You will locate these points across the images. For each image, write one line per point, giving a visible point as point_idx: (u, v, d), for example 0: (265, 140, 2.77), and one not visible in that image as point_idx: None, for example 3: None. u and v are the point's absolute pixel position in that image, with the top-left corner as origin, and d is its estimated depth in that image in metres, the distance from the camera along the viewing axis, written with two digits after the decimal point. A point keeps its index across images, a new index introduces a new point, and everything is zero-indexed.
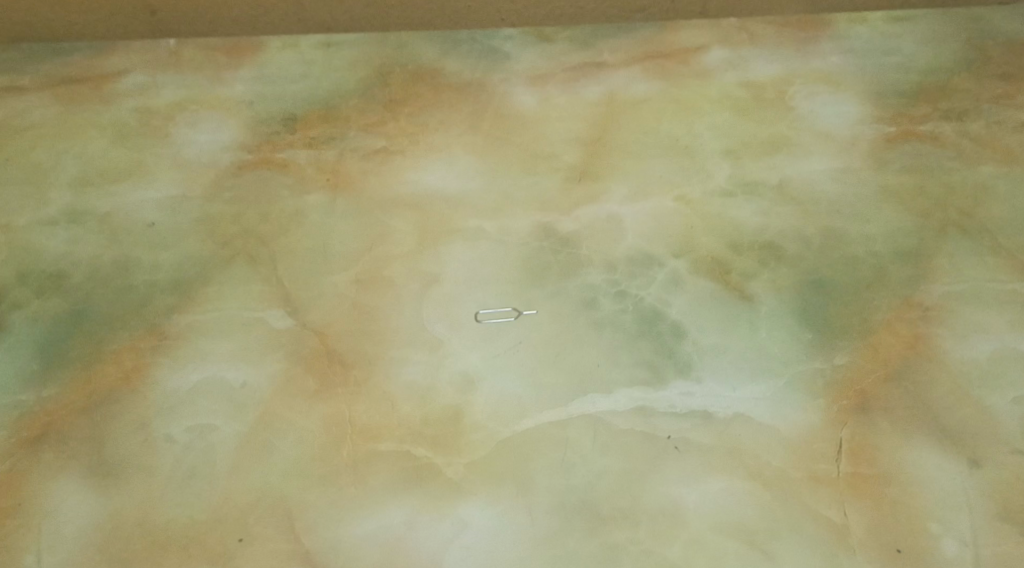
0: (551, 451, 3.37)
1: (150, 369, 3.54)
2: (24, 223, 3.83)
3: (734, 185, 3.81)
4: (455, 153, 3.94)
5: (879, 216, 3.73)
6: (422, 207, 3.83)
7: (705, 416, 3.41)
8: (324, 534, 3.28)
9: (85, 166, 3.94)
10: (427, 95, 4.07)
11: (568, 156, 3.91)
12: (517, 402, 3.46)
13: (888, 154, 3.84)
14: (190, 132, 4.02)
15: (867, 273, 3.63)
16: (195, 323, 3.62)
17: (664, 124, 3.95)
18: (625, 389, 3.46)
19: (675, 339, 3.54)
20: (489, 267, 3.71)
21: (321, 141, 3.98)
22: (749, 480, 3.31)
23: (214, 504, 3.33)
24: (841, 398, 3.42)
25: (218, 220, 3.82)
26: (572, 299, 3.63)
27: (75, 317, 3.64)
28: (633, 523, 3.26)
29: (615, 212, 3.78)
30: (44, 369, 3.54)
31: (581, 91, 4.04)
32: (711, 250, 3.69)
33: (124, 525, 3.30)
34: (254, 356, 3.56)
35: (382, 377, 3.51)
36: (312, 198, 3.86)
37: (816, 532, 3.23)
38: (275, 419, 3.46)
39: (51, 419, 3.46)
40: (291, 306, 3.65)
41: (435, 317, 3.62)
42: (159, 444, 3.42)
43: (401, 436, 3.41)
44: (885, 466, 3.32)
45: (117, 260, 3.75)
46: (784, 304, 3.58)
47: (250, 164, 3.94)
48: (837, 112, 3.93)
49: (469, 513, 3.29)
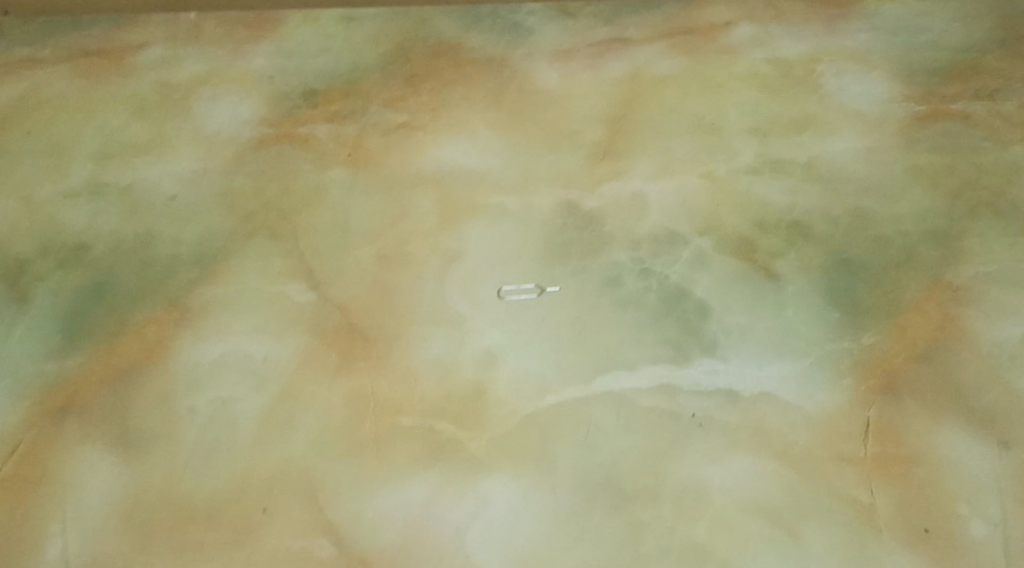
0: (574, 430, 3.35)
1: (173, 342, 3.55)
2: (46, 195, 3.87)
3: (761, 163, 3.82)
4: (477, 129, 3.93)
5: (908, 196, 3.74)
6: (445, 183, 3.82)
7: (730, 394, 3.38)
8: (347, 508, 3.27)
9: (105, 141, 3.97)
10: (449, 70, 4.06)
11: (590, 133, 3.90)
12: (540, 379, 3.43)
13: (919, 133, 3.86)
14: (209, 106, 4.03)
15: (896, 253, 3.62)
16: (217, 297, 3.63)
17: (688, 101, 3.96)
18: (649, 366, 3.44)
19: (701, 318, 3.51)
20: (512, 245, 3.68)
21: (342, 115, 3.98)
22: (775, 460, 3.28)
23: (237, 477, 3.33)
24: (868, 378, 3.39)
25: (240, 194, 3.84)
26: (595, 276, 3.60)
27: (98, 290, 3.65)
28: (657, 501, 3.24)
29: (640, 189, 3.77)
30: (66, 342, 3.55)
31: (604, 68, 4.04)
32: (738, 229, 3.68)
33: (150, 497, 3.31)
34: (275, 331, 3.56)
35: (405, 354, 3.50)
36: (334, 173, 3.86)
37: (842, 511, 3.21)
38: (299, 392, 3.45)
39: (76, 389, 3.48)
40: (312, 282, 3.64)
41: (456, 295, 3.60)
42: (181, 416, 3.42)
43: (424, 412, 3.39)
44: (915, 446, 3.29)
45: (139, 233, 3.77)
46: (811, 284, 3.56)
47: (270, 137, 3.95)
48: (866, 90, 3.95)
49: (492, 491, 3.28)
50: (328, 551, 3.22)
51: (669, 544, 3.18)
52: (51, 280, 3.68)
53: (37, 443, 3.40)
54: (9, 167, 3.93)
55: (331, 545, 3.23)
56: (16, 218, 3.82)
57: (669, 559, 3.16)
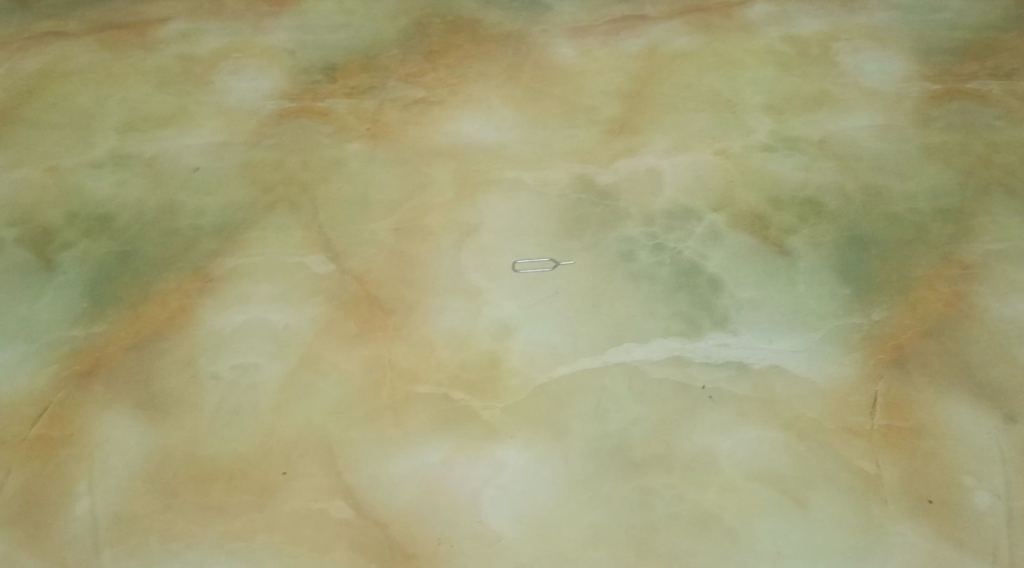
0: (586, 399, 3.42)
1: (197, 309, 3.64)
2: (72, 165, 3.97)
3: (775, 140, 3.88)
4: (494, 105, 4.02)
5: (921, 173, 3.78)
6: (462, 157, 3.89)
7: (740, 367, 3.44)
8: (363, 472, 3.35)
9: (129, 113, 4.09)
10: (466, 46, 4.20)
11: (608, 109, 3.98)
12: (553, 349, 3.50)
13: (933, 111, 3.92)
14: (232, 79, 4.16)
15: (907, 230, 3.67)
16: (239, 267, 3.71)
17: (703, 78, 4.05)
18: (661, 338, 3.50)
19: (713, 292, 3.57)
20: (527, 218, 3.75)
21: (361, 90, 4.10)
22: (784, 431, 3.34)
23: (258, 440, 3.41)
24: (877, 352, 3.44)
25: (261, 166, 3.92)
26: (609, 249, 3.67)
27: (123, 258, 3.75)
28: (666, 469, 3.30)
29: (655, 164, 3.83)
30: (93, 307, 3.65)
31: (621, 43, 4.17)
32: (750, 205, 3.74)
33: (174, 458, 3.39)
34: (295, 300, 3.64)
35: (422, 324, 3.57)
36: (353, 146, 3.95)
37: (849, 481, 3.25)
38: (317, 360, 3.53)
39: (102, 354, 3.56)
40: (331, 253, 3.72)
41: (472, 267, 3.67)
42: (204, 381, 3.51)
43: (440, 379, 3.47)
44: (921, 419, 3.34)
45: (163, 203, 3.87)
46: (822, 260, 3.62)
47: (291, 112, 4.05)
48: (882, 69, 4.05)
49: (506, 456, 3.35)
50: (344, 512, 3.28)
51: (678, 510, 3.24)
52: (78, 248, 3.77)
53: (65, 404, 3.48)
54: (35, 137, 4.03)
55: (348, 506, 3.29)
56: (43, 187, 3.91)
57: (678, 524, 3.22)
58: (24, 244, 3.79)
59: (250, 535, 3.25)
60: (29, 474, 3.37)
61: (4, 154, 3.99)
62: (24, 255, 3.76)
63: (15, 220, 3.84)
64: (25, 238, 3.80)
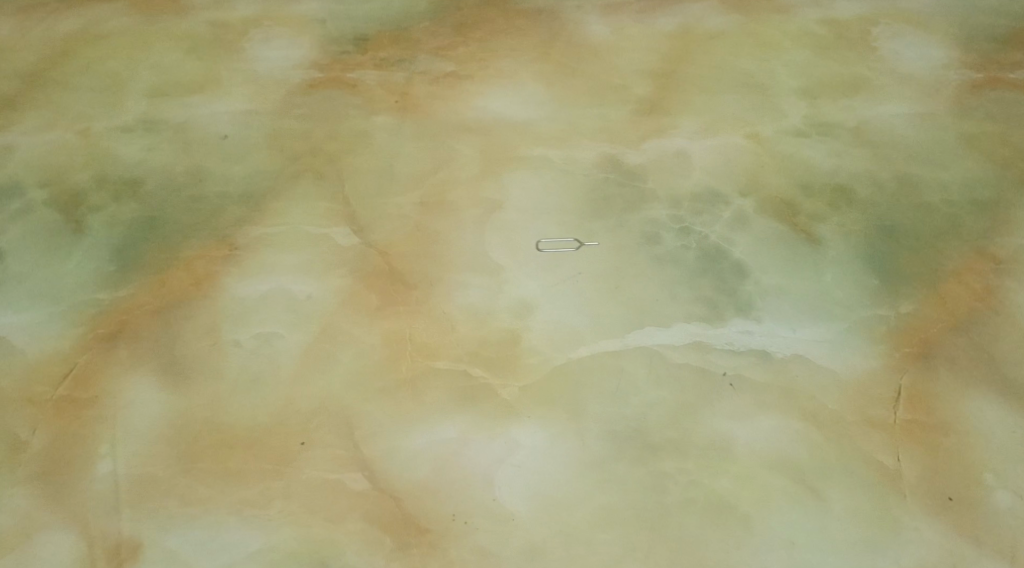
0: (605, 381, 3.39)
1: (221, 277, 3.63)
2: (102, 129, 3.97)
3: (808, 125, 3.84)
4: (525, 81, 4.00)
5: (957, 164, 3.73)
6: (489, 133, 3.87)
7: (762, 354, 3.40)
8: (380, 445, 3.33)
9: (160, 78, 4.09)
10: (498, 21, 4.19)
11: (638, 89, 3.95)
12: (574, 330, 3.48)
13: (972, 101, 3.86)
14: (263, 47, 4.16)
15: (939, 223, 3.61)
16: (263, 236, 3.70)
17: (737, 60, 4.01)
18: (682, 323, 3.46)
19: (738, 278, 3.53)
20: (553, 197, 3.72)
21: (391, 62, 4.08)
22: (804, 422, 3.30)
23: (277, 408, 3.40)
24: (902, 345, 3.39)
25: (288, 135, 3.92)
26: (634, 232, 3.63)
27: (150, 223, 3.75)
28: (682, 455, 3.27)
29: (684, 147, 3.80)
30: (119, 271, 3.65)
31: (655, 23, 4.13)
32: (780, 191, 3.69)
33: (194, 423, 3.39)
34: (317, 270, 3.63)
35: (443, 299, 3.56)
36: (380, 119, 3.94)
37: (867, 476, 3.21)
38: (337, 331, 3.52)
39: (126, 317, 3.56)
40: (356, 225, 3.71)
41: (496, 244, 3.65)
42: (227, 348, 3.51)
43: (459, 355, 3.46)
44: (944, 414, 3.29)
45: (190, 170, 3.87)
46: (851, 250, 3.57)
47: (321, 82, 4.05)
48: (922, 55, 3.99)
49: (522, 436, 3.33)
50: (360, 484, 3.27)
51: (692, 496, 3.21)
52: (106, 212, 3.78)
53: (89, 365, 3.48)
54: (67, 100, 4.04)
55: (364, 478, 3.28)
56: (73, 149, 3.92)
57: (692, 510, 3.19)
58: (54, 205, 3.79)
59: (267, 503, 3.25)
60: (53, 434, 3.37)
61: (35, 116, 4.00)
62: (53, 217, 3.77)
63: (44, 182, 3.84)
64: (55, 200, 3.80)
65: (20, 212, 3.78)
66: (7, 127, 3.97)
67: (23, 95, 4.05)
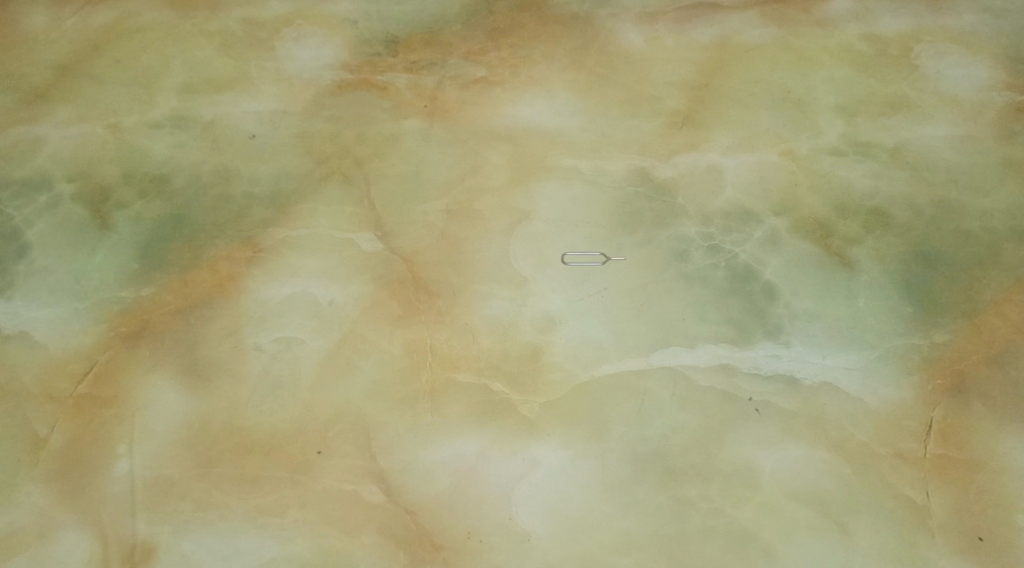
0: (628, 401, 3.32)
1: (244, 280, 3.59)
2: (131, 124, 3.94)
3: (846, 144, 3.74)
4: (556, 89, 3.93)
5: (999, 190, 3.63)
6: (518, 141, 3.81)
7: (791, 380, 3.32)
8: (398, 456, 3.28)
9: (190, 74, 4.06)
10: (532, 26, 4.11)
11: (671, 101, 3.87)
12: (598, 347, 3.42)
13: (1016, 124, 3.75)
14: (294, 47, 4.11)
15: (978, 250, 3.52)
16: (288, 239, 3.65)
17: (774, 73, 3.91)
18: (709, 344, 3.39)
19: (768, 300, 3.45)
20: (582, 210, 3.65)
21: (422, 65, 4.03)
22: (831, 451, 3.22)
23: (296, 416, 3.36)
24: (935, 376, 3.31)
25: (317, 137, 3.87)
26: (662, 248, 3.56)
27: (176, 222, 3.71)
28: (704, 480, 3.20)
29: (716, 162, 3.72)
30: (143, 269, 3.62)
31: (691, 32, 4.04)
32: (815, 211, 3.61)
33: (212, 427, 3.35)
34: (341, 276, 3.58)
35: (466, 310, 3.50)
36: (409, 123, 3.89)
37: (895, 511, 3.13)
38: (359, 339, 3.47)
39: (148, 317, 3.53)
40: (381, 232, 3.66)
41: (521, 256, 3.58)
42: (248, 352, 3.46)
43: (480, 368, 3.40)
44: (977, 451, 3.20)
45: (218, 169, 3.83)
46: (886, 275, 3.48)
47: (351, 84, 3.99)
48: (967, 76, 3.87)
49: (542, 453, 3.27)
50: (377, 497, 3.23)
51: (713, 524, 3.14)
52: (132, 209, 3.74)
53: (110, 364, 3.45)
54: (97, 94, 4.01)
55: (380, 490, 3.24)
56: (102, 144, 3.89)
57: (712, 537, 3.12)
58: (80, 200, 3.76)
59: (283, 511, 3.22)
60: (72, 432, 3.35)
61: (64, 109, 3.97)
62: (79, 211, 3.74)
63: (72, 176, 3.81)
64: (82, 194, 3.77)
65: (47, 205, 3.75)
66: (36, 119, 3.94)
67: (54, 87, 4.02)
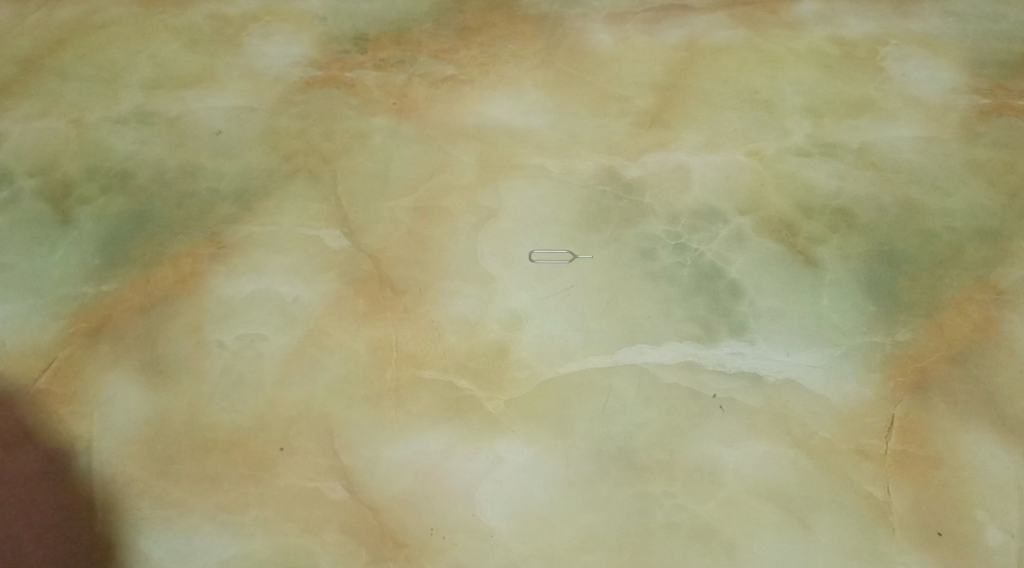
0: (593, 397, 3.32)
1: (208, 276, 3.55)
2: (95, 120, 3.87)
3: (811, 145, 3.76)
4: (525, 88, 3.92)
5: (962, 191, 3.66)
6: (487, 139, 3.80)
7: (754, 378, 3.34)
8: (363, 453, 3.26)
9: (157, 70, 3.99)
10: (501, 25, 4.09)
11: (639, 100, 3.87)
12: (563, 344, 3.41)
13: (980, 126, 3.78)
14: (262, 43, 4.05)
15: (941, 250, 3.55)
16: (253, 235, 3.62)
17: (742, 75, 3.93)
18: (675, 342, 3.40)
19: (732, 298, 3.47)
20: (548, 208, 3.65)
21: (391, 63, 3.99)
22: (794, 448, 3.24)
23: (258, 412, 3.32)
24: (897, 375, 3.33)
25: (284, 134, 3.83)
26: (629, 247, 3.57)
27: (138, 217, 3.66)
28: (668, 477, 3.21)
29: (684, 161, 3.73)
30: (104, 265, 3.57)
31: (660, 33, 4.04)
32: (779, 210, 3.63)
33: (172, 424, 3.31)
34: (307, 272, 3.55)
35: (432, 307, 3.48)
36: (377, 120, 3.86)
37: (856, 506, 3.15)
38: (323, 336, 3.44)
39: (109, 313, 3.48)
40: (347, 228, 3.63)
41: (488, 254, 3.57)
42: (209, 348, 3.42)
43: (446, 366, 3.38)
44: (938, 447, 3.23)
45: (182, 164, 3.78)
46: (850, 275, 3.51)
47: (319, 80, 3.96)
48: (931, 78, 3.90)
49: (506, 450, 3.26)
50: (339, 494, 3.20)
51: (676, 520, 3.15)
52: (94, 204, 3.69)
53: (69, 360, 3.40)
54: (61, 88, 3.94)
55: (342, 488, 3.21)
56: (65, 138, 3.83)
57: (675, 535, 3.13)
58: (42, 195, 3.70)
59: (243, 509, 3.18)
60: (29, 429, 3.30)
61: (28, 103, 3.90)
62: (41, 207, 3.68)
63: (34, 171, 3.75)
64: (43, 189, 3.72)
65: (8, 200, 3.69)
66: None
67: (18, 81, 3.95)
